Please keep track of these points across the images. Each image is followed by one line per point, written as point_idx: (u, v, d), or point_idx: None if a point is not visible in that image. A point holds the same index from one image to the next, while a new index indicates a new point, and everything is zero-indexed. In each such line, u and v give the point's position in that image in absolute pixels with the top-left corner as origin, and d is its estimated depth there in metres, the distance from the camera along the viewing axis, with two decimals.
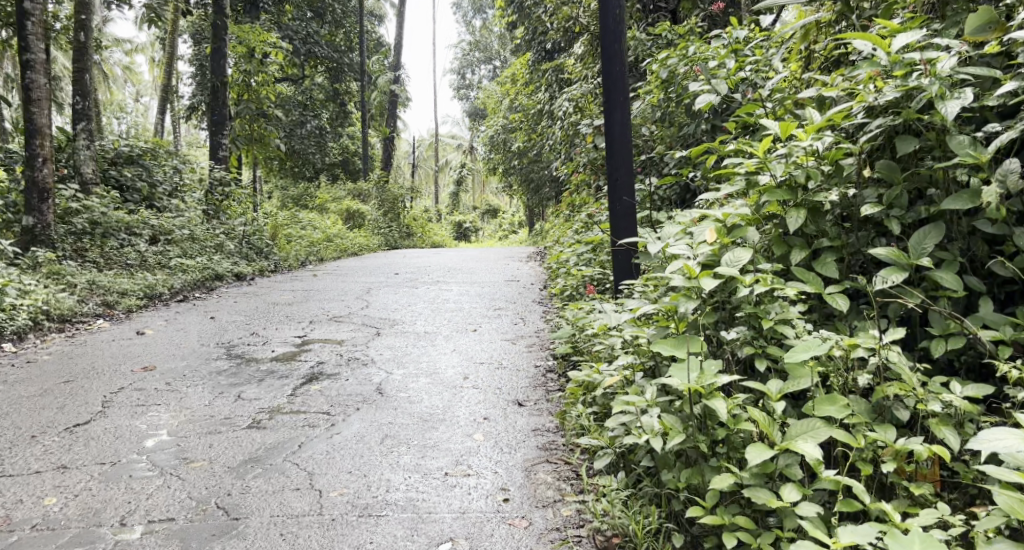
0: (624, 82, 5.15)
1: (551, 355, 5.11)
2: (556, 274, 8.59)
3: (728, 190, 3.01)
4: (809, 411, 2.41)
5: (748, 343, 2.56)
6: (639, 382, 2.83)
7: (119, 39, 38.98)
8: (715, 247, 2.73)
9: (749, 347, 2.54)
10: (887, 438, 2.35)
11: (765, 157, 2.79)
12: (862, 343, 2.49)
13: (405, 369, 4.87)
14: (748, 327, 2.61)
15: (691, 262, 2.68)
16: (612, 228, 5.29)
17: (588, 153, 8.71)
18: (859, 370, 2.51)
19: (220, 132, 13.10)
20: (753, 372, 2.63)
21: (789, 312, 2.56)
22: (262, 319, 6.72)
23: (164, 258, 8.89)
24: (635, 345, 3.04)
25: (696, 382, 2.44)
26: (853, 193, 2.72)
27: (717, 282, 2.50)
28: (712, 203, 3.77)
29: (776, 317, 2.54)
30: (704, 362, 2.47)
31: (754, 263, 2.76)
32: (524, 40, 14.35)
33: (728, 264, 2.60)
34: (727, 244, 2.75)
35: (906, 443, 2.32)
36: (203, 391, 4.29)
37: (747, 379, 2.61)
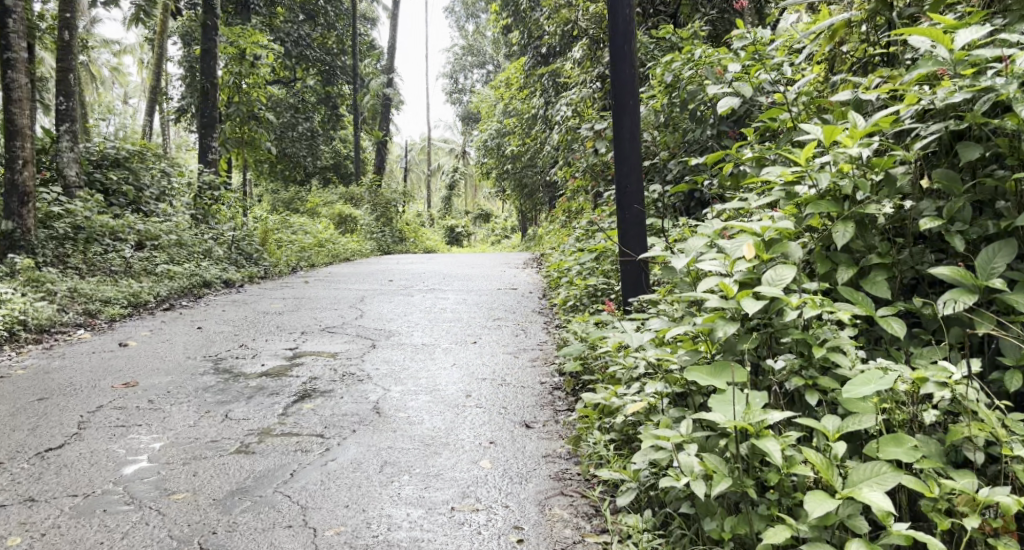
0: (634, 86, 4.92)
1: (557, 371, 4.86)
2: (556, 283, 8.36)
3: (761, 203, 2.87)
4: (873, 454, 2.27)
5: (796, 373, 2.45)
6: (671, 415, 2.65)
7: (108, 40, 38.65)
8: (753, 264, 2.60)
9: (797, 378, 2.42)
10: (966, 487, 2.18)
11: (805, 165, 2.63)
12: (931, 377, 2.30)
13: (403, 385, 4.61)
14: (795, 354, 2.49)
15: (729, 281, 2.55)
16: (621, 239, 5.05)
17: (588, 159, 8.48)
18: (925, 407, 2.34)
19: (210, 135, 12.82)
20: (798, 404, 2.51)
21: (839, 339, 2.44)
22: (251, 329, 6.43)
23: (150, 265, 8.61)
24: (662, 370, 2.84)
25: (743, 419, 2.32)
26: (909, 206, 2.53)
27: (762, 303, 2.38)
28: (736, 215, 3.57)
29: (826, 344, 2.43)
30: (749, 394, 2.36)
31: (797, 282, 2.61)
32: (519, 43, 14.15)
33: (771, 283, 2.48)
34: (766, 260, 2.62)
35: (990, 494, 2.15)
36: (187, 409, 4.01)
37: (793, 412, 2.49)
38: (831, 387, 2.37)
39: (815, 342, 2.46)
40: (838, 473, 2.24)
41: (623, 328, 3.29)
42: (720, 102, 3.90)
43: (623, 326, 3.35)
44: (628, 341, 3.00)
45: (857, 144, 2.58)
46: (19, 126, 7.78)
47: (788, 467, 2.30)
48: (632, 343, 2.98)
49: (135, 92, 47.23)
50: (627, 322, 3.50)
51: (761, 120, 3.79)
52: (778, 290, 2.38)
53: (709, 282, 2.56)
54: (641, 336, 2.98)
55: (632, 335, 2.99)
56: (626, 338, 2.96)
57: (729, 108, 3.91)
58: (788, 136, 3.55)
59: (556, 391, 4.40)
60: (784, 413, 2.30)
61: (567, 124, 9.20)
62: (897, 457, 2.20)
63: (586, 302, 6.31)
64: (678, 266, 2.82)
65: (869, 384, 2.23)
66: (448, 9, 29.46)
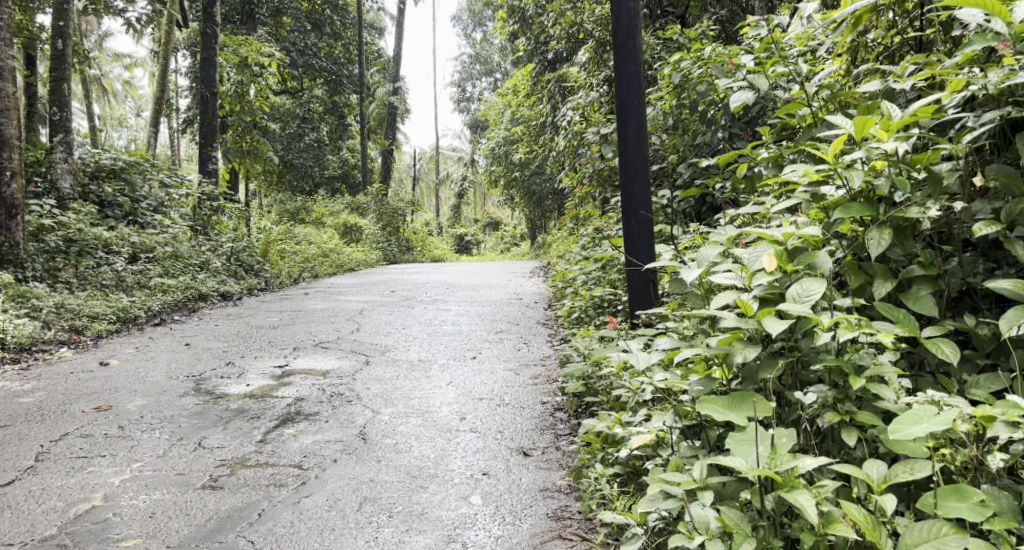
0: (639, 84, 4.60)
1: (559, 390, 4.54)
2: (562, 293, 8.05)
3: (782, 206, 2.55)
4: (931, 509, 1.97)
5: (830, 408, 2.15)
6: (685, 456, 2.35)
7: (118, 53, 38.84)
8: (776, 276, 2.28)
9: (833, 415, 2.13)
10: None
11: (836, 163, 2.31)
12: (999, 415, 1.99)
13: (394, 407, 4.29)
14: (829, 385, 2.19)
15: (748, 297, 2.24)
16: (627, 247, 4.72)
17: (594, 164, 8.19)
18: (987, 447, 2.02)
19: (211, 145, 12.59)
20: (835, 445, 2.21)
21: (881, 367, 2.14)
22: (241, 345, 6.13)
23: (143, 278, 8.34)
24: (674, 400, 2.54)
25: (767, 466, 2.05)
26: (959, 208, 2.22)
27: (788, 324, 2.06)
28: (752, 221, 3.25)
29: (867, 376, 2.13)
30: (772, 439, 2.10)
31: (828, 297, 2.29)
32: (525, 50, 13.91)
33: (797, 299, 2.16)
34: (790, 272, 2.30)
35: None
36: (159, 435, 3.70)
37: (830, 454, 2.19)
38: (873, 425, 2.08)
39: (852, 368, 2.16)
40: (887, 533, 1.96)
41: (628, 347, 2.97)
42: (734, 97, 3.60)
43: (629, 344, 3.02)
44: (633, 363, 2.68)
45: (894, 137, 2.30)
46: (6, 136, 7.52)
47: (826, 526, 2.01)
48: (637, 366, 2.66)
49: (143, 104, 47.21)
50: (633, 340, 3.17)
51: (777, 116, 3.49)
52: (805, 308, 2.07)
53: (723, 298, 2.26)
54: (648, 357, 2.66)
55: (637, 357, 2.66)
56: (630, 360, 2.64)
57: (744, 104, 3.61)
58: (808, 134, 3.23)
59: (556, 414, 4.08)
60: (818, 461, 2.03)
61: (574, 129, 8.90)
62: (960, 515, 1.92)
63: (592, 314, 5.98)
64: (686, 281, 2.51)
65: (924, 423, 1.94)
66: (455, 17, 29.30)
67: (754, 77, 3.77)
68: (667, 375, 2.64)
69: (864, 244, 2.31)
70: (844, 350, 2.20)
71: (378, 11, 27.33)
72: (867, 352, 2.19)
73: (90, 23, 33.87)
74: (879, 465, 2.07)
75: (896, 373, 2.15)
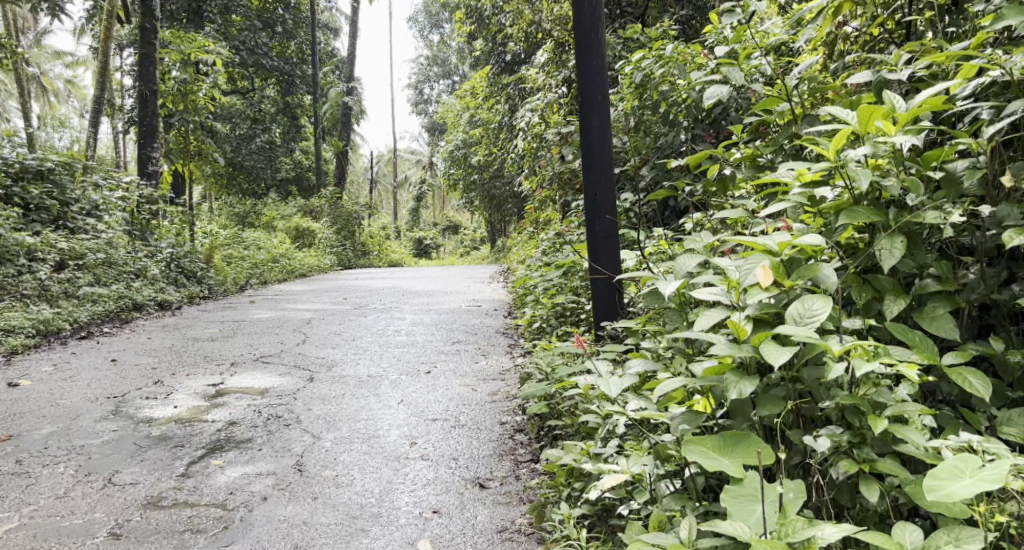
0: (602, 79, 4.30)
1: (520, 409, 4.20)
2: (521, 301, 7.74)
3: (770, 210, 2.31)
4: None
5: (845, 454, 1.96)
6: (676, 512, 2.09)
7: (60, 51, 37.57)
8: (772, 293, 2.03)
9: (851, 464, 1.93)
10: None
11: (837, 164, 2.11)
12: None
13: (338, 431, 3.90)
14: (843, 423, 2.01)
15: (741, 320, 2.00)
16: (590, 253, 4.42)
17: (553, 166, 7.94)
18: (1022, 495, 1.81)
19: (151, 145, 11.98)
20: (853, 500, 1.99)
21: (900, 403, 1.96)
22: (173, 361, 5.67)
23: (70, 287, 7.80)
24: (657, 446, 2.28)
25: (774, 534, 1.81)
26: (987, 212, 2.03)
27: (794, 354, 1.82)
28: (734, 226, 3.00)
29: (888, 413, 1.94)
30: (776, 498, 1.87)
31: (834, 319, 2.09)
32: (482, 50, 13.58)
33: (800, 320, 1.93)
34: (788, 288, 2.06)
35: None
36: (62, 470, 3.26)
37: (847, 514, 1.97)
38: (895, 473, 1.89)
39: (869, 406, 1.96)
40: None
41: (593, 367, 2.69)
42: (708, 91, 3.33)
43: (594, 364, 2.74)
44: (601, 388, 2.40)
45: (902, 130, 2.10)
46: None
47: None
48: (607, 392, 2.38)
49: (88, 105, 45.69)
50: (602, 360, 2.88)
51: (754, 112, 3.22)
52: (813, 334, 1.83)
53: (716, 318, 2.04)
54: (620, 381, 2.38)
55: (606, 380, 2.39)
56: (598, 385, 2.36)
57: (718, 98, 3.34)
58: (788, 131, 2.98)
59: (516, 437, 3.73)
60: (838, 530, 1.78)
61: (533, 131, 8.61)
62: None
63: (553, 324, 5.66)
64: (665, 296, 2.27)
65: (968, 480, 1.72)
66: (411, 18, 28.88)
67: (729, 69, 3.50)
68: (643, 402, 2.36)
69: (872, 258, 2.10)
70: (858, 384, 2.00)
71: (331, 11, 26.75)
72: (884, 387, 1.99)
73: (27, 19, 32.48)
74: (913, 532, 1.84)
75: (919, 410, 1.96)
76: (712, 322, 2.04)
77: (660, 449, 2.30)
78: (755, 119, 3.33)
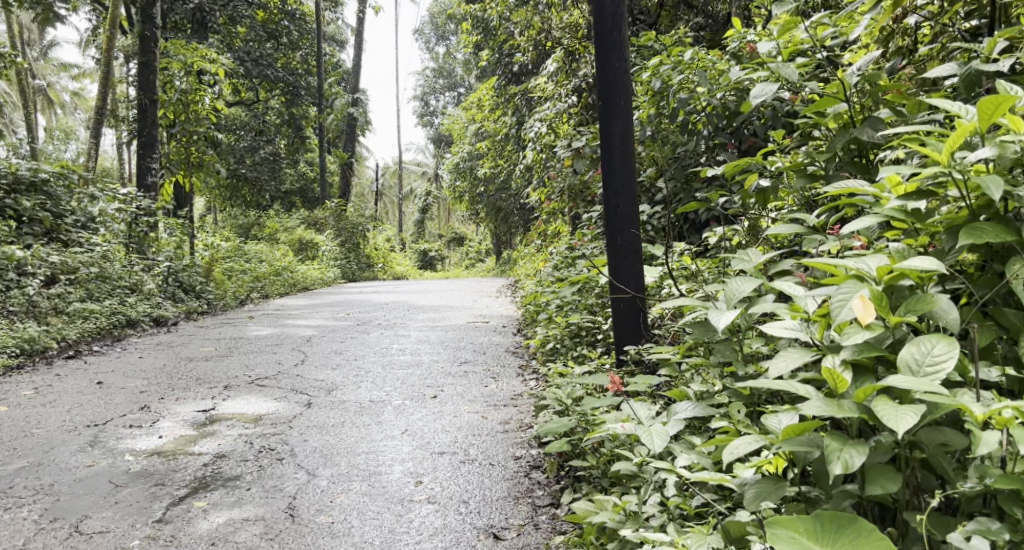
0: (625, 82, 3.95)
1: (535, 441, 3.82)
2: (531, 318, 7.43)
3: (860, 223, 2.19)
4: None
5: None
6: None
7: (66, 64, 37.63)
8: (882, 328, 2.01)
9: None
10: None
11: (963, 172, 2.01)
12: None
13: (336, 467, 3.54)
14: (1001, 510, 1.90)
15: (838, 365, 2.00)
16: (613, 271, 4.05)
17: (565, 178, 7.62)
18: None
19: (151, 155, 11.71)
20: None
21: None
22: (163, 383, 5.33)
23: (60, 303, 7.54)
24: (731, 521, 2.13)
25: None
26: None
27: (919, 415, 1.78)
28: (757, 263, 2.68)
29: None
30: None
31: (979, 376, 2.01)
32: (490, 60, 13.33)
33: (919, 366, 1.91)
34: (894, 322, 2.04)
35: None
36: (24, 515, 2.96)
37: None
38: None
39: None
40: None
41: (633, 413, 2.63)
42: (754, 89, 3.00)
43: (632, 411, 2.66)
44: (644, 441, 2.38)
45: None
46: None
47: None
48: (650, 445, 2.36)
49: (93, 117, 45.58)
50: (641, 407, 2.72)
51: (805, 114, 2.89)
52: (940, 391, 1.80)
53: (793, 363, 2.04)
54: (663, 435, 2.36)
55: (650, 434, 2.37)
56: (641, 438, 2.35)
57: (765, 99, 3.01)
58: (846, 136, 2.64)
59: (533, 476, 3.36)
60: None
61: (541, 141, 8.29)
62: None
63: (568, 345, 5.31)
64: (720, 325, 2.22)
65: None
66: (417, 30, 28.68)
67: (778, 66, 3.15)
68: (689, 458, 2.34)
69: (1004, 288, 2.07)
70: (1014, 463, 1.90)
71: (337, 22, 26.59)
72: None
73: (35, 31, 32.39)
74: None
75: None
76: (790, 368, 2.04)
77: (730, 529, 2.13)
78: (805, 122, 2.98)
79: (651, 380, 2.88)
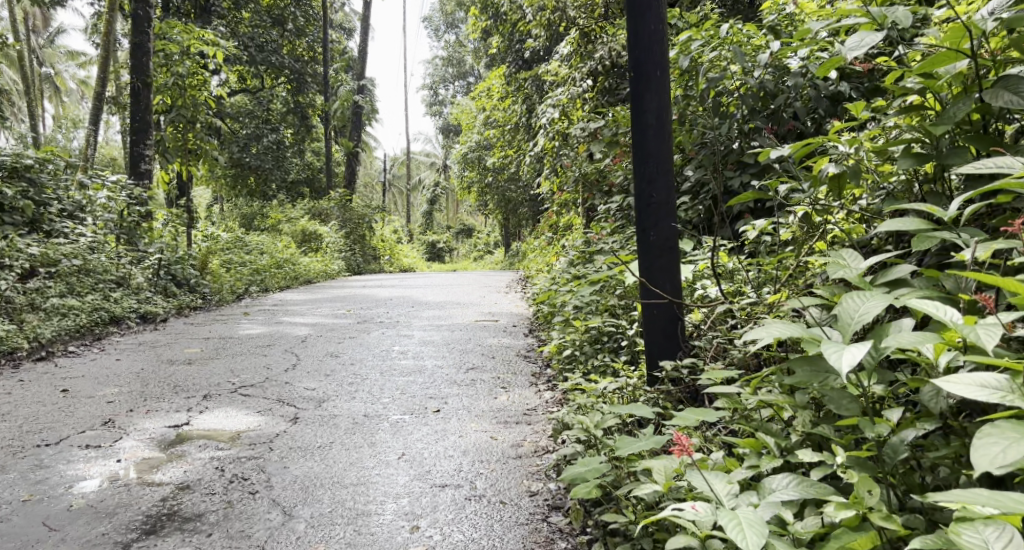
0: (662, 48, 3.35)
1: (552, 472, 3.27)
2: (543, 318, 6.87)
3: None
4: None
5: None
6: None
7: (74, 51, 37.25)
8: None
9: None
10: None
11: None
12: None
13: (316, 505, 2.98)
14: None
15: None
16: (646, 274, 3.46)
17: (581, 166, 7.07)
18: None
19: (144, 142, 11.18)
20: None
21: None
22: (136, 391, 4.80)
23: (39, 298, 7.05)
24: None
25: None
26: None
27: None
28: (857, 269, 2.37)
29: None
30: None
31: None
32: (500, 46, 12.72)
33: None
34: None
35: None
36: None
37: None
38: None
39: None
40: None
41: (706, 488, 2.24)
42: (851, 37, 2.59)
43: (700, 482, 2.26)
44: (736, 535, 1.98)
45: None
46: None
47: None
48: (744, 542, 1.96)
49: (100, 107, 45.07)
50: (719, 476, 2.30)
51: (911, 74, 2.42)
52: None
53: (1015, 454, 1.80)
54: (759, 528, 1.99)
55: (741, 526, 1.99)
56: (733, 533, 1.96)
57: (862, 50, 2.61)
58: (971, 102, 2.27)
59: (552, 522, 2.81)
60: None
61: (553, 127, 7.71)
62: None
63: (587, 353, 4.71)
64: (846, 365, 1.97)
65: None
66: (425, 18, 28.01)
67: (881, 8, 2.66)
68: None
69: None
70: None
71: (343, 10, 25.99)
72: None
73: (39, 16, 31.77)
74: None
75: None
76: (1007, 460, 1.81)
77: None
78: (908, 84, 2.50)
79: (712, 416, 2.43)
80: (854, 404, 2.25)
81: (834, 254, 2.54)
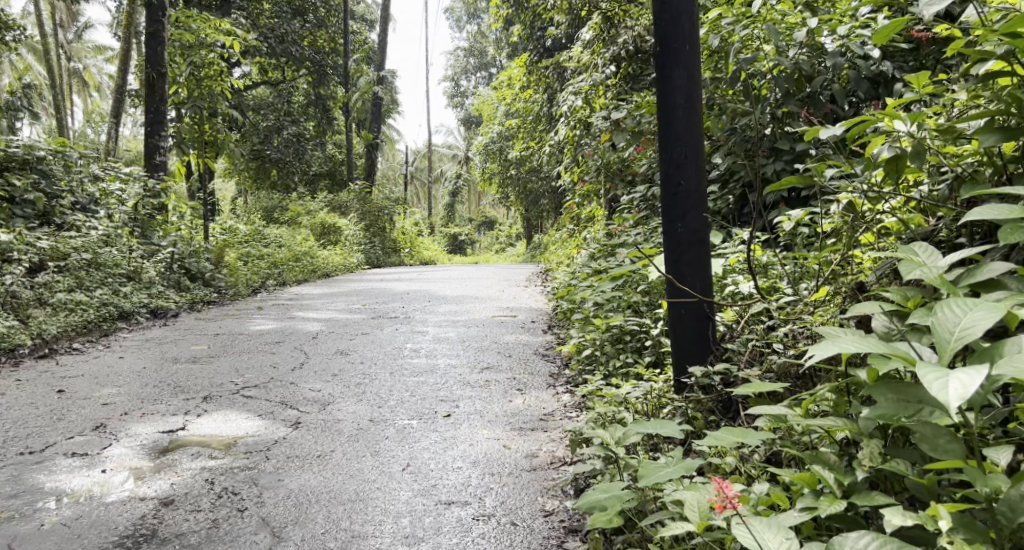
0: (691, 20, 3.03)
1: (569, 488, 2.98)
2: (563, 315, 6.58)
3: None
4: None
5: None
6: None
7: (99, 45, 37.47)
8: None
9: None
10: None
11: None
12: None
13: (308, 526, 2.72)
14: None
15: None
16: (673, 272, 3.15)
17: (603, 156, 6.75)
18: None
19: (159, 133, 11.00)
20: None
21: None
22: (133, 392, 4.58)
23: (46, 293, 6.86)
24: None
25: None
26: None
27: None
28: (937, 269, 2.09)
29: None
30: None
31: None
32: (521, 34, 12.41)
33: None
34: None
35: None
36: None
37: None
38: None
39: None
40: None
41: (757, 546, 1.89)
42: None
43: (749, 537, 1.91)
44: None
45: None
46: None
47: None
48: None
49: None
50: (768, 524, 1.96)
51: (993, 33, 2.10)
52: None
53: None
54: None
55: None
56: None
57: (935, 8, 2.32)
58: None
59: (567, 549, 2.54)
60: None
61: (574, 115, 7.38)
62: None
63: (608, 353, 4.39)
64: (957, 400, 1.64)
65: None
66: (447, 8, 27.72)
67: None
68: None
69: None
70: None
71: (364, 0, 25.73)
72: None
73: (63, 10, 31.74)
74: None
75: None
76: None
77: None
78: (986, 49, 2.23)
79: (756, 442, 2.11)
80: (954, 445, 1.93)
81: (905, 248, 2.26)
